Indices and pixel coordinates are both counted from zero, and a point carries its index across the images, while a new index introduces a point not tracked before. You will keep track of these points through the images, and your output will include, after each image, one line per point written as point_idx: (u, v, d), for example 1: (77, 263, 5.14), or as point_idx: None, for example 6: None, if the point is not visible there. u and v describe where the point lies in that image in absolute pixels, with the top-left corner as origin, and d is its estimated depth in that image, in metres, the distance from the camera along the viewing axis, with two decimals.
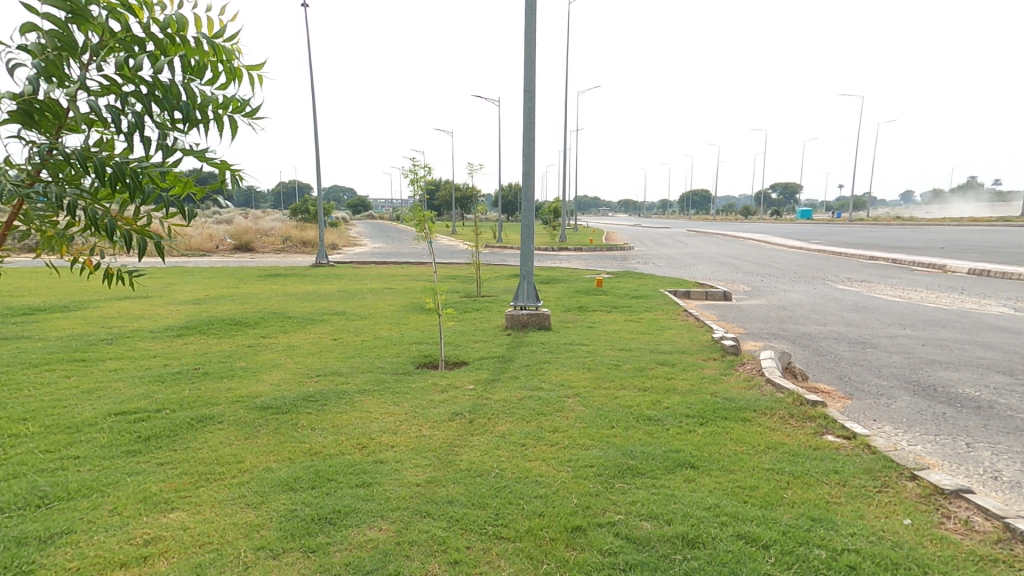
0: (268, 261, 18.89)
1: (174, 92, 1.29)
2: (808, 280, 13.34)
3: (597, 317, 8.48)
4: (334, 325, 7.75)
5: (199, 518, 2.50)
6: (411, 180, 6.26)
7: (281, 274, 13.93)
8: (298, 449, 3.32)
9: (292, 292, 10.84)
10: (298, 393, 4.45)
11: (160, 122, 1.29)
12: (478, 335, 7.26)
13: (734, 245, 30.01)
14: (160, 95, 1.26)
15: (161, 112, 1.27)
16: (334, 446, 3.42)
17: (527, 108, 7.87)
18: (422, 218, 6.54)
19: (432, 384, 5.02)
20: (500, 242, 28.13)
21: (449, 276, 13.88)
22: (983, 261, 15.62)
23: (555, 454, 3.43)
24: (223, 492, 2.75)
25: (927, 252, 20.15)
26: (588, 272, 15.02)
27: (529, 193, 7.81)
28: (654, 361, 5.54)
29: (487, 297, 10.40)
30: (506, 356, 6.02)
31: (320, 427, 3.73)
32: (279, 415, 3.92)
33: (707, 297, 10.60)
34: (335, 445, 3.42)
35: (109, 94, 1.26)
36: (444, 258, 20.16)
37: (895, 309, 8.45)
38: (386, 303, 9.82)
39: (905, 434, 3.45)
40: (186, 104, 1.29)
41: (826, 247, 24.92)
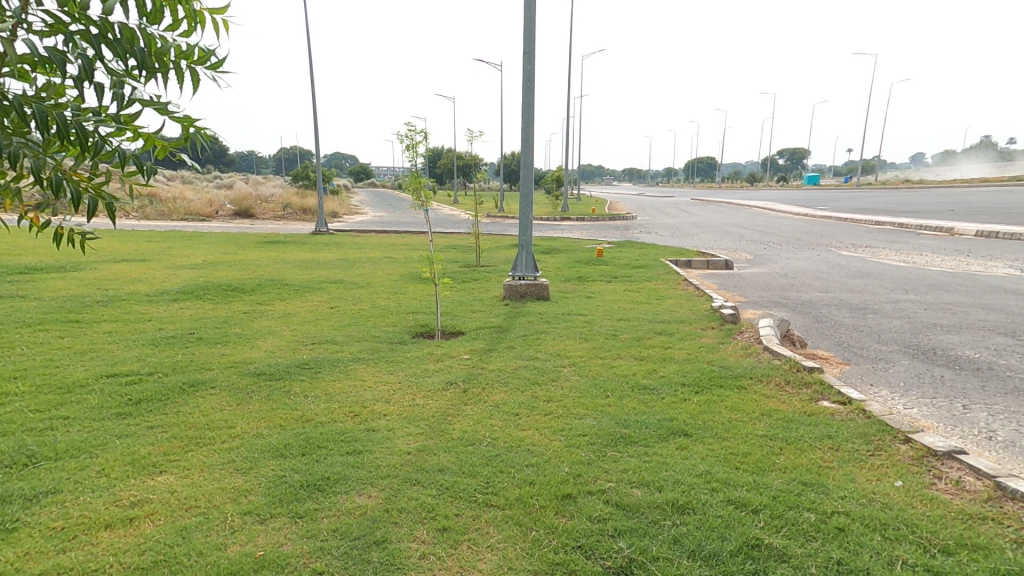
0: (268, 227, 18.80)
1: (127, 34, 1.18)
2: (811, 247, 13.16)
3: (596, 286, 8.43)
4: (332, 293, 7.74)
5: (187, 482, 2.52)
6: (407, 145, 6.10)
7: (279, 242, 13.88)
8: (290, 416, 3.33)
9: (291, 259, 10.81)
10: (292, 360, 4.46)
11: (112, 69, 1.19)
12: (475, 305, 7.25)
13: (738, 212, 29.65)
14: (111, 37, 1.16)
15: (112, 57, 1.17)
16: (326, 413, 3.43)
17: (526, 71, 7.64)
18: (419, 185, 6.41)
19: (428, 353, 5.02)
20: (501, 212, 27.89)
21: (449, 247, 13.80)
22: (991, 225, 15.35)
23: (548, 423, 3.43)
24: (211, 457, 2.77)
25: (935, 216, 19.82)
26: (589, 241, 14.89)
27: (528, 160, 7.65)
28: (652, 330, 5.52)
29: (486, 267, 10.35)
30: (502, 326, 6.02)
31: (314, 395, 3.75)
32: (272, 381, 3.94)
33: (708, 266, 10.51)
34: (328, 413, 3.44)
35: (53, 33, 1.15)
36: (444, 228, 20.02)
37: (899, 275, 8.33)
38: (385, 272, 9.79)
39: (901, 398, 3.42)
40: (141, 50, 1.19)
41: (831, 213, 24.57)
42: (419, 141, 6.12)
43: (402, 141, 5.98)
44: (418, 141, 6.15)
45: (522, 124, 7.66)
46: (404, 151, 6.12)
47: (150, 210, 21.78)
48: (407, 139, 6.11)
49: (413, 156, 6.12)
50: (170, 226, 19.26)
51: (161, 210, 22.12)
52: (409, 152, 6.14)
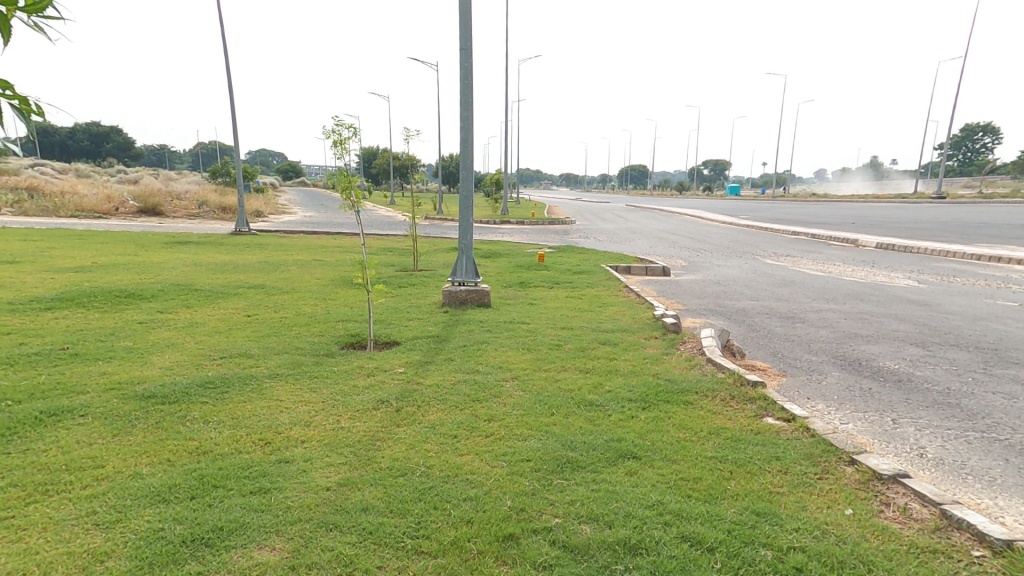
0: (179, 226, 17.23)
1: None
2: (739, 255, 13.79)
3: (537, 293, 8.28)
4: (249, 300, 7.05)
5: (18, 549, 2.01)
6: (334, 141, 5.60)
7: (192, 241, 12.67)
8: (182, 448, 2.83)
9: (204, 262, 9.83)
10: (193, 379, 3.90)
11: None
12: (412, 312, 6.85)
13: (671, 219, 30.91)
14: None
15: None
16: (228, 444, 2.96)
17: (464, 69, 7.33)
18: (348, 185, 5.93)
19: (358, 367, 4.60)
20: (440, 214, 27.32)
21: (384, 249, 13.19)
22: (889, 237, 16.83)
23: (489, 446, 3.15)
24: (60, 510, 2.24)
25: (842, 228, 21.54)
26: (529, 245, 14.80)
27: (466, 162, 7.34)
28: (596, 340, 5.40)
29: (424, 271, 9.92)
30: (441, 336, 5.67)
31: (216, 420, 3.24)
32: (163, 406, 3.39)
33: (647, 272, 10.67)
34: (231, 443, 2.96)
35: None
36: (380, 229, 19.22)
37: (818, 284, 8.82)
38: (313, 276, 9.12)
39: (837, 412, 3.45)
40: None
41: (754, 223, 26.18)
42: (348, 137, 5.64)
43: (327, 136, 5.47)
44: (347, 137, 5.66)
45: (460, 123, 7.34)
46: (331, 147, 5.61)
47: (29, 207, 19.24)
48: (334, 134, 5.61)
49: (341, 154, 5.63)
50: (56, 223, 17.15)
51: (43, 208, 19.62)
52: (337, 149, 5.65)
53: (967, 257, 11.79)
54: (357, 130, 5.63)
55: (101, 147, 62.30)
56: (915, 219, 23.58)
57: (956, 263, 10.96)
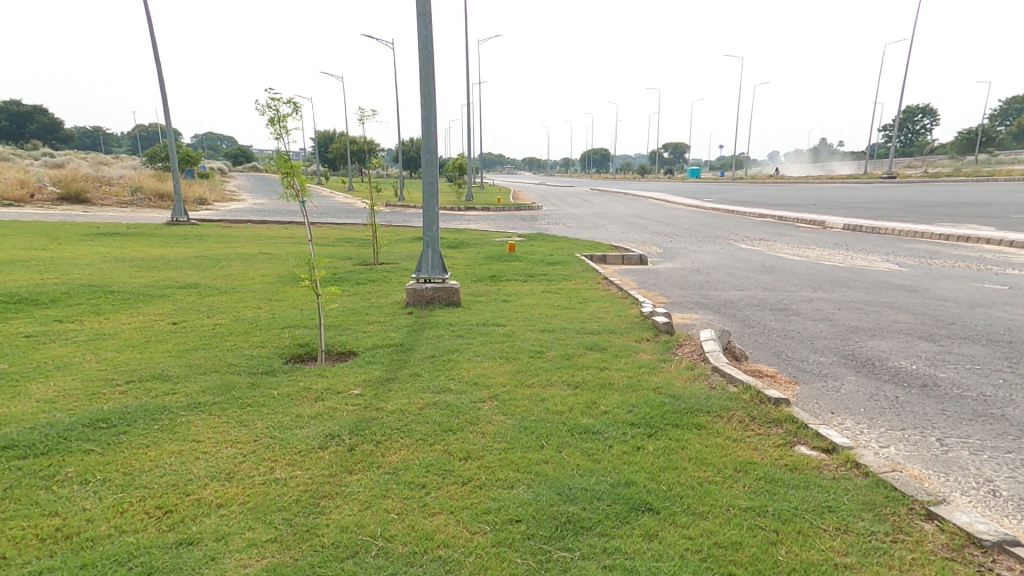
0: (107, 215, 15.69)
1: None
2: (712, 239, 13.50)
3: (510, 288, 7.64)
4: (178, 304, 6.14)
5: None
6: (271, 117, 4.73)
7: (120, 233, 11.38)
8: (34, 534, 2.19)
9: (130, 256, 8.74)
10: (76, 416, 3.18)
11: None
12: (372, 314, 6.10)
13: (638, 203, 30.75)
14: None
15: None
16: (108, 519, 2.29)
17: (423, 39, 6.48)
18: (289, 170, 5.08)
19: (305, 388, 3.86)
20: (401, 200, 26.22)
21: (341, 240, 12.24)
22: (854, 217, 16.92)
23: (466, 500, 2.50)
24: None
25: (806, 209, 21.72)
26: (498, 233, 14.09)
27: (429, 144, 6.55)
28: (582, 346, 4.83)
29: (385, 264, 9.12)
30: (405, 344, 4.97)
31: (96, 480, 2.57)
32: (25, 456, 2.77)
33: (624, 261, 10.19)
34: (108, 516, 2.31)
35: None
36: (337, 217, 18.08)
37: (801, 270, 8.50)
38: (258, 272, 8.21)
39: (874, 430, 2.96)
40: None
41: (719, 205, 26.22)
42: (288, 113, 4.76)
43: (262, 112, 4.58)
44: (287, 114, 4.79)
45: (420, 100, 6.52)
46: (266, 125, 4.73)
47: None
48: (270, 110, 4.72)
49: (279, 133, 4.77)
50: None
51: None
52: (274, 127, 4.78)
53: (936, 235, 11.84)
54: (300, 107, 4.76)
55: (25, 130, 57.12)
56: (873, 198, 24.11)
57: (928, 244, 10.93)
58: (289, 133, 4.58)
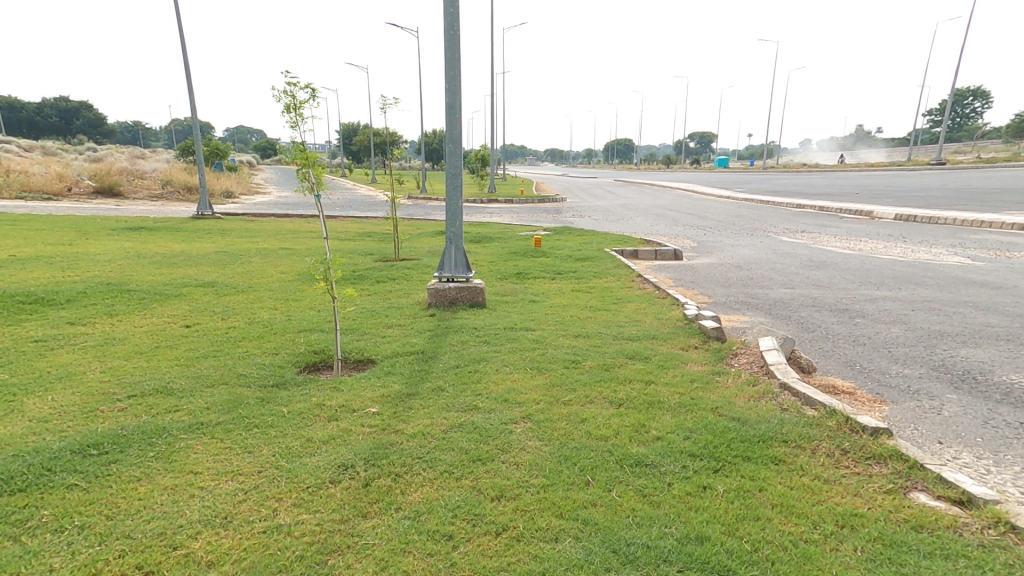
0: (136, 210, 15.80)
1: None
2: (750, 232, 12.77)
3: (538, 287, 7.20)
4: (193, 304, 5.87)
5: None
6: (287, 104, 4.32)
7: (144, 227, 11.30)
8: None
9: (150, 252, 8.58)
10: (62, 442, 2.83)
11: None
12: (392, 316, 5.73)
13: (665, 194, 29.87)
14: None
15: None
16: None
17: (449, 17, 5.99)
18: (307, 162, 4.63)
19: (319, 404, 3.48)
20: (423, 193, 25.95)
21: (362, 235, 11.97)
22: (901, 207, 15.92)
23: (504, 559, 2.06)
24: None
25: (846, 199, 20.60)
26: (523, 228, 13.62)
27: (454, 132, 6.10)
28: (622, 355, 4.34)
29: (407, 260, 8.76)
30: (428, 352, 4.59)
31: (71, 528, 2.21)
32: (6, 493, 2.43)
33: (657, 256, 9.65)
34: None
35: None
36: (358, 212, 17.86)
37: (855, 265, 7.80)
38: (277, 269, 7.94)
39: (1006, 471, 2.40)
40: None
41: (752, 196, 25.18)
42: (305, 100, 4.36)
43: (278, 98, 4.18)
44: (304, 100, 4.39)
45: (445, 84, 6.07)
46: (282, 113, 4.33)
47: None
48: (286, 96, 4.32)
49: (295, 122, 4.36)
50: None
51: None
52: (291, 115, 4.38)
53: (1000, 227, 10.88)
54: (318, 92, 4.35)
55: (64, 125, 58.90)
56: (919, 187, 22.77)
57: (995, 236, 10.03)
58: (306, 121, 4.17)
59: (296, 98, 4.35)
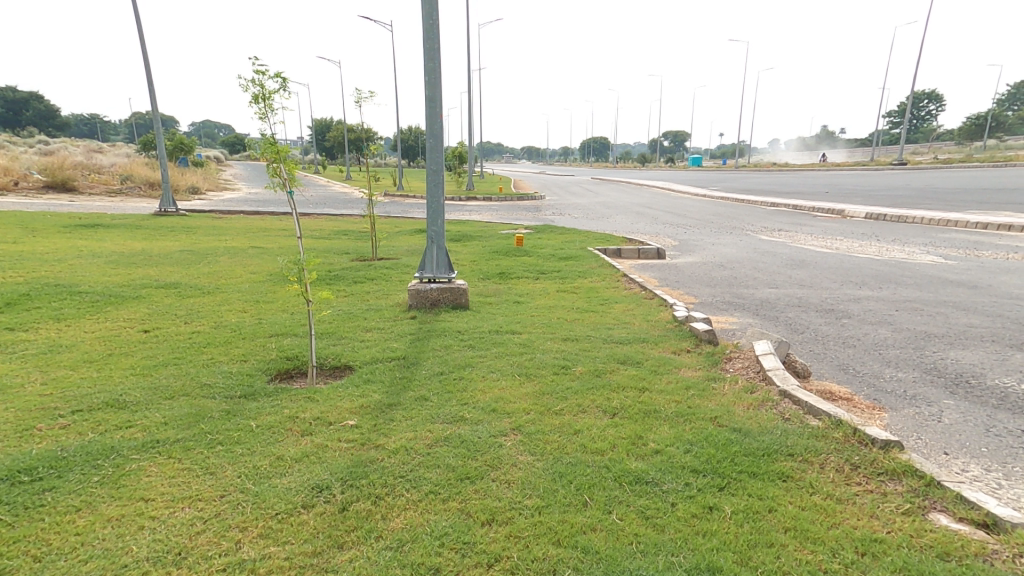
0: (96, 206, 15.04)
1: None
2: (729, 231, 12.84)
3: (522, 288, 7.04)
4: (153, 307, 5.49)
5: None
6: (254, 94, 4.02)
7: (103, 225, 10.70)
8: None
9: (109, 251, 8.09)
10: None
11: None
12: (370, 319, 5.48)
13: (644, 192, 30.11)
14: None
15: None
16: None
17: (428, 5, 5.72)
18: (277, 156, 4.33)
19: (291, 416, 3.22)
20: (401, 189, 25.50)
21: (338, 233, 11.59)
22: (874, 206, 16.27)
23: None
24: None
25: (820, 199, 21.02)
26: (503, 226, 13.43)
27: (434, 127, 5.84)
28: (612, 360, 4.20)
29: (385, 260, 8.48)
30: (410, 358, 4.37)
31: None
32: None
33: (640, 255, 9.57)
34: None
35: None
36: (334, 209, 17.38)
37: (836, 264, 7.84)
38: (246, 269, 7.57)
39: (1018, 485, 2.31)
40: None
41: (729, 195, 25.52)
42: (274, 90, 4.06)
43: (244, 87, 3.87)
44: (273, 90, 4.08)
45: (426, 76, 5.81)
46: (249, 103, 4.02)
47: None
48: (254, 85, 4.02)
49: (264, 113, 4.06)
50: None
51: None
52: (259, 106, 4.08)
53: (970, 226, 11.16)
54: (289, 82, 4.05)
55: (20, 117, 56.11)
56: (889, 187, 23.41)
57: (965, 235, 10.26)
58: (276, 112, 3.88)
59: (264, 87, 4.05)
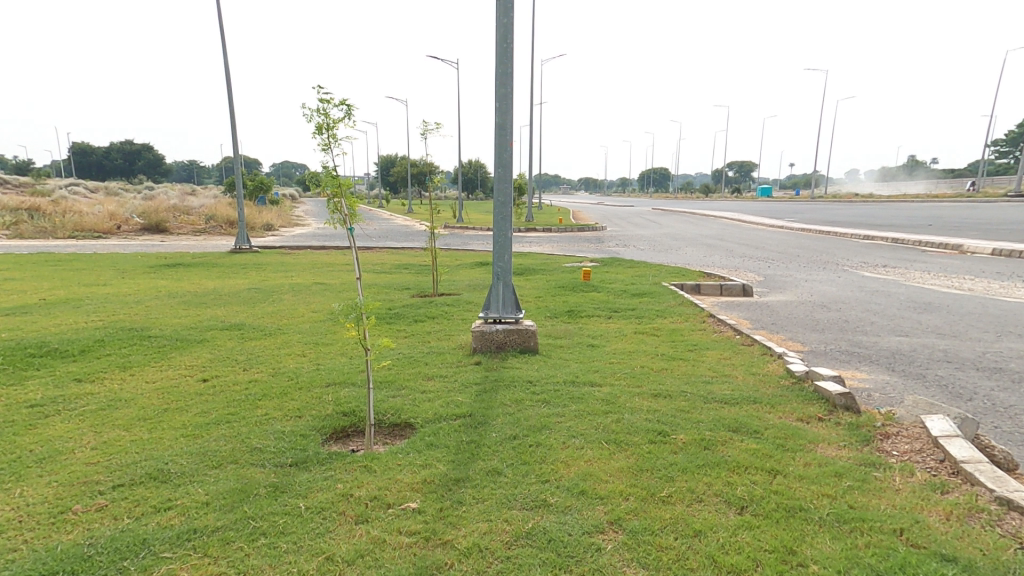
0: (179, 245, 15.98)
1: None
2: (821, 267, 11.62)
3: (594, 328, 6.42)
4: (216, 351, 5.35)
5: None
6: (319, 124, 3.73)
7: (181, 264, 11.14)
8: None
9: (182, 291, 8.25)
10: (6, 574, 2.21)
11: None
12: (433, 367, 5.05)
13: (709, 223, 28.82)
14: None
15: None
16: None
17: (502, 28, 5.39)
18: (339, 189, 4.00)
19: (344, 495, 2.81)
20: (461, 222, 25.70)
21: (399, 266, 11.48)
22: (991, 242, 14.39)
23: None
24: None
25: (916, 231, 19.08)
26: (566, 258, 12.90)
27: (503, 156, 5.43)
28: (721, 423, 3.45)
29: (446, 295, 8.13)
30: (477, 417, 3.84)
31: None
32: None
33: (722, 292, 8.70)
34: None
35: None
36: (396, 242, 17.58)
37: (974, 315, 6.64)
38: (309, 307, 7.43)
39: None
40: None
41: (806, 226, 23.83)
42: (339, 119, 3.75)
43: (308, 116, 3.57)
44: (338, 119, 3.79)
45: (497, 103, 5.43)
46: (313, 134, 3.73)
47: (24, 228, 17.94)
48: (319, 114, 3.74)
49: (328, 144, 3.75)
50: (52, 245, 16.05)
51: (39, 229, 18.22)
52: (323, 137, 3.78)
53: None
54: (354, 110, 3.75)
55: (131, 165, 62.91)
56: (997, 220, 21.05)
57: None
58: (343, 144, 3.56)
59: (329, 117, 3.76)
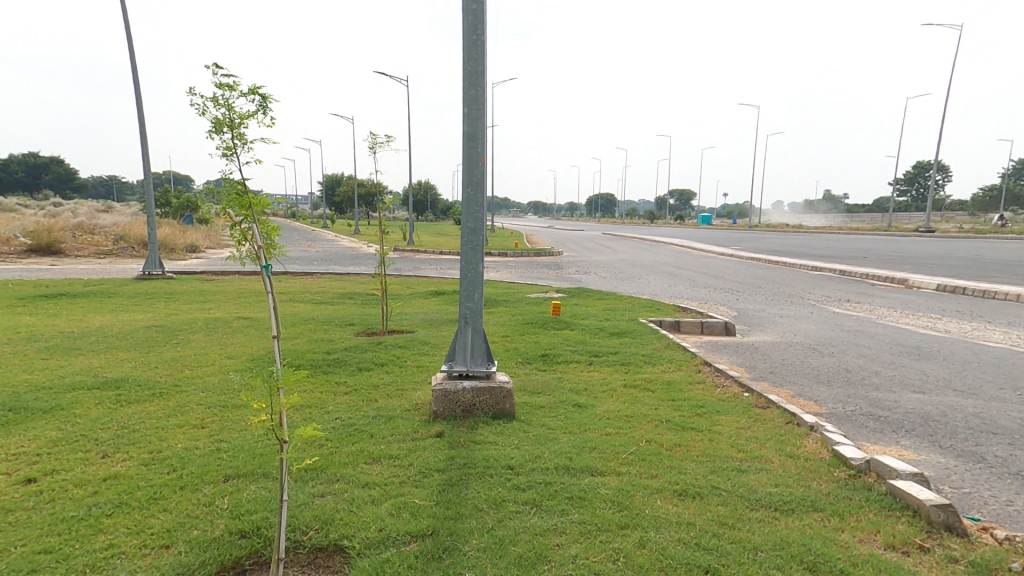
0: (74, 268, 13.74)
1: None
2: (790, 300, 11.24)
3: (576, 380, 5.39)
4: (68, 427, 3.88)
5: None
6: (216, 117, 2.50)
7: (66, 293, 9.22)
8: None
9: (54, 330, 6.57)
10: None
11: None
12: (378, 442, 3.82)
13: (662, 250, 28.98)
14: None
15: None
16: None
17: (471, 15, 4.35)
18: (247, 210, 2.75)
19: None
20: (412, 244, 24.32)
21: (342, 295, 10.09)
22: (937, 274, 14.80)
23: None
24: None
25: (860, 263, 19.66)
26: (529, 287, 11.92)
27: (473, 173, 4.37)
28: (788, 552, 2.46)
29: (397, 333, 6.90)
30: (441, 540, 2.67)
31: None
32: None
33: (703, 330, 7.95)
34: None
35: None
36: (340, 265, 16.06)
37: (977, 360, 6.15)
38: (221, 351, 5.98)
39: None
40: None
41: (756, 254, 24.26)
42: (250, 112, 2.57)
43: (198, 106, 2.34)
44: (246, 112, 2.59)
45: (465, 108, 4.39)
46: (208, 133, 2.50)
47: None
48: (216, 103, 2.50)
49: (231, 148, 2.55)
50: None
51: None
52: (224, 137, 2.55)
53: None
54: (271, 100, 2.58)
55: (39, 173, 56.89)
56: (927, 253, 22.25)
57: None
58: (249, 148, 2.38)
59: (233, 109, 2.56)
